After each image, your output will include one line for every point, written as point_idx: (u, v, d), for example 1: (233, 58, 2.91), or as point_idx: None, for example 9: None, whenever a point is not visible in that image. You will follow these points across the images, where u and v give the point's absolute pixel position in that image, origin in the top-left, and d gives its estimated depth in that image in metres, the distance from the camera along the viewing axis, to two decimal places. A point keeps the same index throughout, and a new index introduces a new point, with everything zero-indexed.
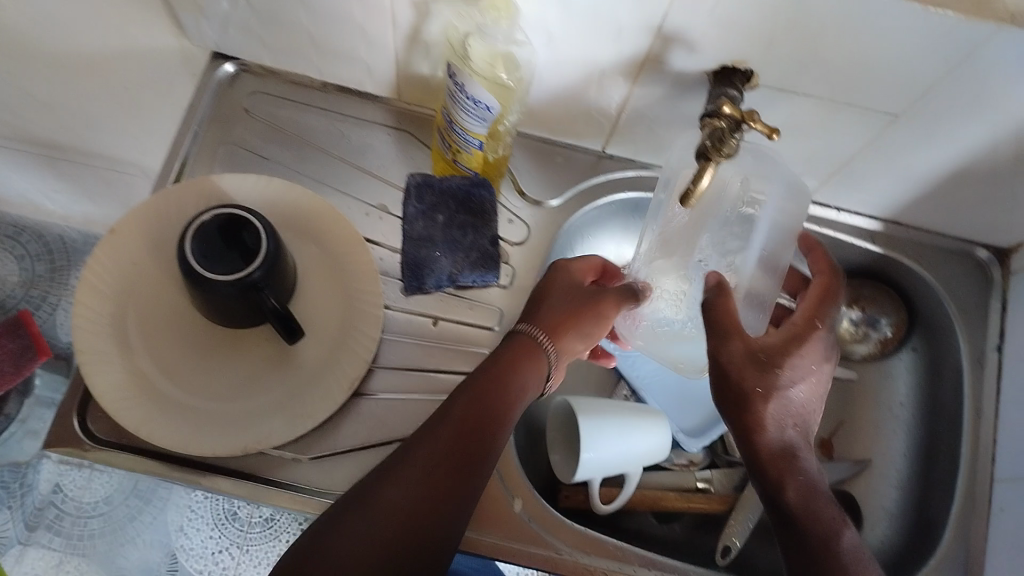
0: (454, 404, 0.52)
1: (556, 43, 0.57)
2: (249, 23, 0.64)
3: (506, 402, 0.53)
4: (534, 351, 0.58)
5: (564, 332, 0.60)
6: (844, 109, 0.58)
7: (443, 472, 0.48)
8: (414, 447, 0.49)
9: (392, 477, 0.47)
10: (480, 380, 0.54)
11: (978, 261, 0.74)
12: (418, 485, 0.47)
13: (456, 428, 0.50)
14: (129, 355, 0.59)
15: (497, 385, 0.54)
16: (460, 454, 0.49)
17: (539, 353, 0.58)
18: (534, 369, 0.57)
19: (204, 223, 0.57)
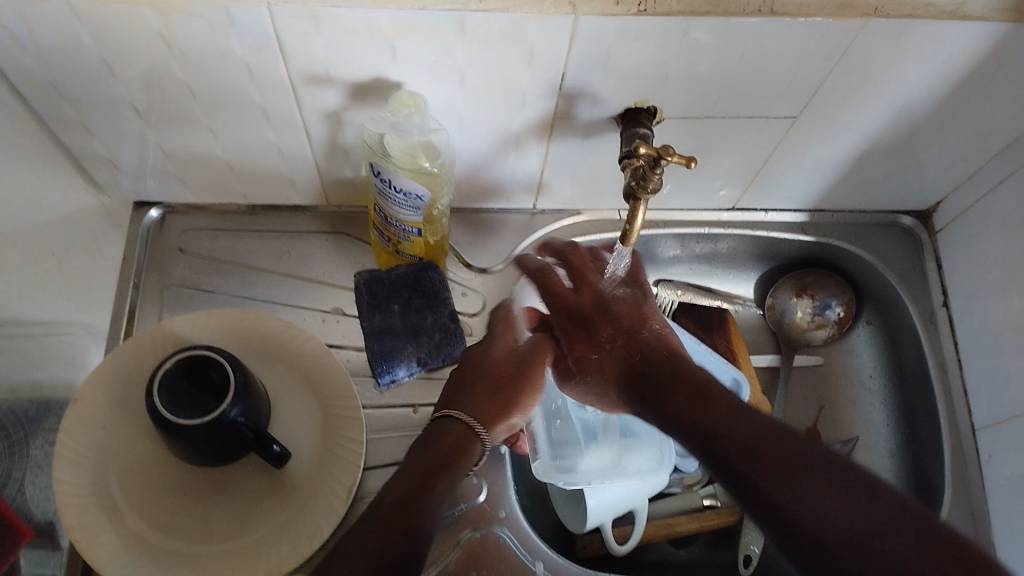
0: (411, 456, 0.53)
1: (468, 123, 0.59)
2: (168, 168, 0.65)
3: (460, 456, 0.54)
4: (469, 448, 0.55)
5: (497, 418, 0.57)
6: (747, 122, 0.62)
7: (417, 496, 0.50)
8: (404, 468, 0.52)
9: (362, 526, 0.48)
10: (422, 446, 0.54)
11: (904, 228, 0.79)
12: (397, 501, 0.49)
13: (420, 467, 0.52)
14: (122, 519, 0.58)
15: (452, 440, 0.54)
16: (433, 474, 0.52)
17: (475, 449, 0.55)
18: (467, 461, 0.54)
19: (168, 370, 0.57)
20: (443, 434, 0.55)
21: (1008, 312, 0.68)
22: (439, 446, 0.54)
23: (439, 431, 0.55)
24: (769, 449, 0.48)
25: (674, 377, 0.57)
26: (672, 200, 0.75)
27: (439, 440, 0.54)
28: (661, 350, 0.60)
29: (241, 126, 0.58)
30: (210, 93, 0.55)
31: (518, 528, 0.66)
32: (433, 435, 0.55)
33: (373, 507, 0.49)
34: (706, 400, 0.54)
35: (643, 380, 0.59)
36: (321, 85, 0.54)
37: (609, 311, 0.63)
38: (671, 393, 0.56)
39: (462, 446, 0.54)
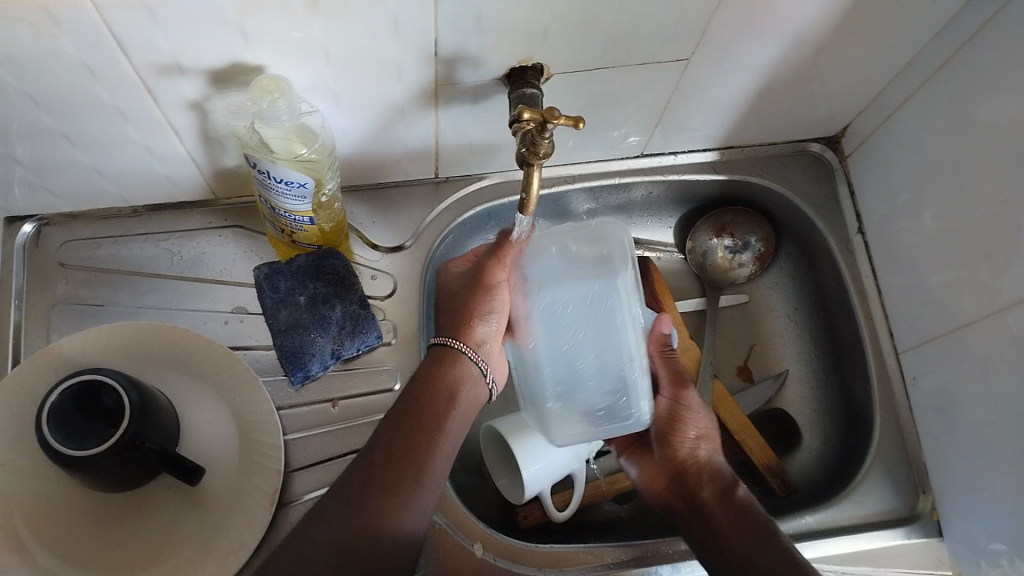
0: (395, 426, 0.56)
1: (346, 99, 0.56)
2: (30, 179, 0.60)
3: (436, 419, 0.56)
4: (466, 371, 0.59)
5: (472, 326, 0.59)
6: (639, 69, 0.59)
7: (396, 484, 0.53)
8: (383, 441, 0.55)
9: (333, 508, 0.52)
10: (407, 413, 0.56)
11: (814, 155, 0.78)
12: (376, 487, 0.52)
13: (402, 447, 0.54)
14: (31, 558, 0.55)
15: (426, 403, 0.56)
16: (415, 458, 0.54)
17: (462, 360, 0.59)
18: (460, 380, 0.59)
19: (55, 402, 0.53)
20: (419, 398, 0.57)
21: (922, 233, 0.67)
22: (434, 379, 0.58)
23: (415, 397, 0.57)
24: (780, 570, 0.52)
25: (743, 509, 0.58)
26: (578, 153, 0.72)
27: (415, 410, 0.56)
28: (721, 490, 0.60)
29: (99, 127, 0.54)
30: (55, 97, 0.50)
31: (452, 510, 0.65)
32: (412, 406, 0.56)
33: (353, 483, 0.53)
34: (755, 542, 0.55)
35: (705, 491, 0.60)
36: (176, 76, 0.49)
37: (678, 428, 0.63)
38: (710, 514, 0.58)
39: (452, 367, 0.59)
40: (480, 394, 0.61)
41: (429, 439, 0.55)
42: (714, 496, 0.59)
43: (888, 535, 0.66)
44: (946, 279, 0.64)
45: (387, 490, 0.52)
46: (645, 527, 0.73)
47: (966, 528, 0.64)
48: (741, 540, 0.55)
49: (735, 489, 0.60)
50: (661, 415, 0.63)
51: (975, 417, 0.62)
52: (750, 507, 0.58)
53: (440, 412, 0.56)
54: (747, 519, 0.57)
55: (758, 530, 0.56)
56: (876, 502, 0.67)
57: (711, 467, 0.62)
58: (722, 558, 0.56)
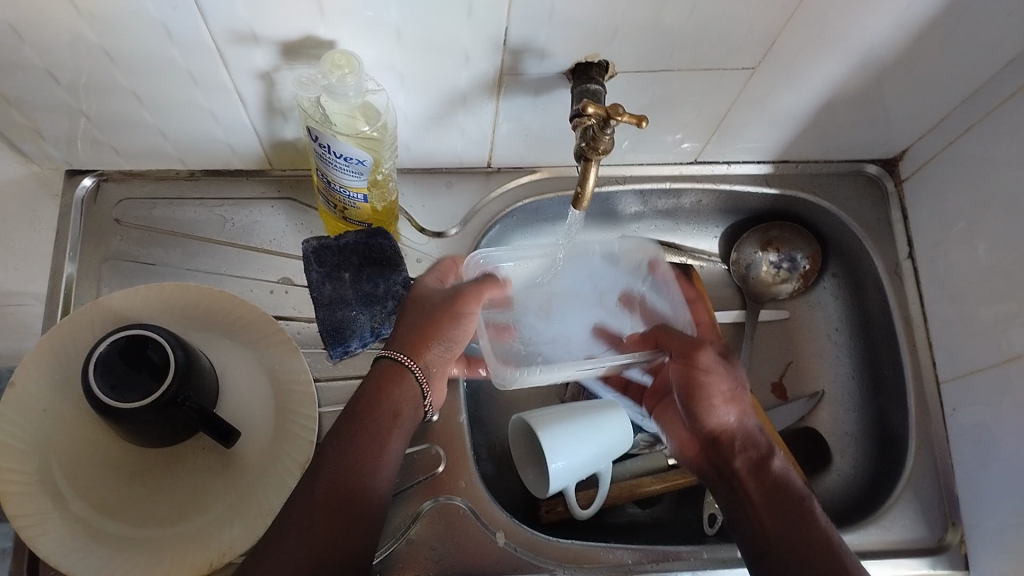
0: (345, 429, 0.55)
1: (410, 81, 0.56)
2: (96, 134, 0.61)
3: (392, 420, 0.56)
4: (409, 390, 0.58)
5: (426, 346, 0.59)
6: (703, 74, 0.59)
7: (350, 488, 0.53)
8: (329, 451, 0.54)
9: (297, 513, 0.51)
10: (361, 412, 0.56)
11: (870, 177, 0.77)
12: (333, 488, 0.52)
13: (357, 448, 0.54)
14: (66, 504, 0.56)
15: (382, 403, 0.56)
16: (369, 457, 0.54)
17: (409, 376, 0.58)
18: (406, 396, 0.58)
19: (102, 353, 0.54)
20: (378, 396, 0.57)
21: (973, 264, 0.66)
22: (375, 398, 0.56)
23: (374, 394, 0.57)
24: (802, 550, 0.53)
25: (780, 488, 0.58)
26: (631, 155, 0.72)
27: (374, 409, 0.56)
28: (755, 459, 0.60)
29: (169, 89, 0.55)
30: (131, 57, 0.51)
31: (477, 497, 0.65)
32: (366, 409, 0.56)
33: (304, 491, 0.52)
34: (784, 515, 0.56)
35: (740, 469, 0.60)
36: (248, 44, 0.50)
37: (697, 396, 0.61)
38: (747, 491, 0.59)
39: (397, 385, 0.58)
40: (417, 416, 0.59)
41: (376, 448, 0.55)
42: (748, 465, 0.60)
43: (914, 563, 0.65)
44: (995, 312, 0.64)
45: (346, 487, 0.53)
46: (666, 535, 0.73)
47: (993, 565, 0.63)
48: (770, 513, 0.56)
49: (770, 461, 0.60)
50: (679, 383, 0.62)
51: (1013, 455, 0.61)
52: (787, 483, 0.58)
53: (395, 413, 0.57)
54: (781, 503, 0.56)
55: (787, 503, 0.56)
56: (902, 529, 0.66)
57: (741, 432, 0.61)
58: (755, 538, 0.56)
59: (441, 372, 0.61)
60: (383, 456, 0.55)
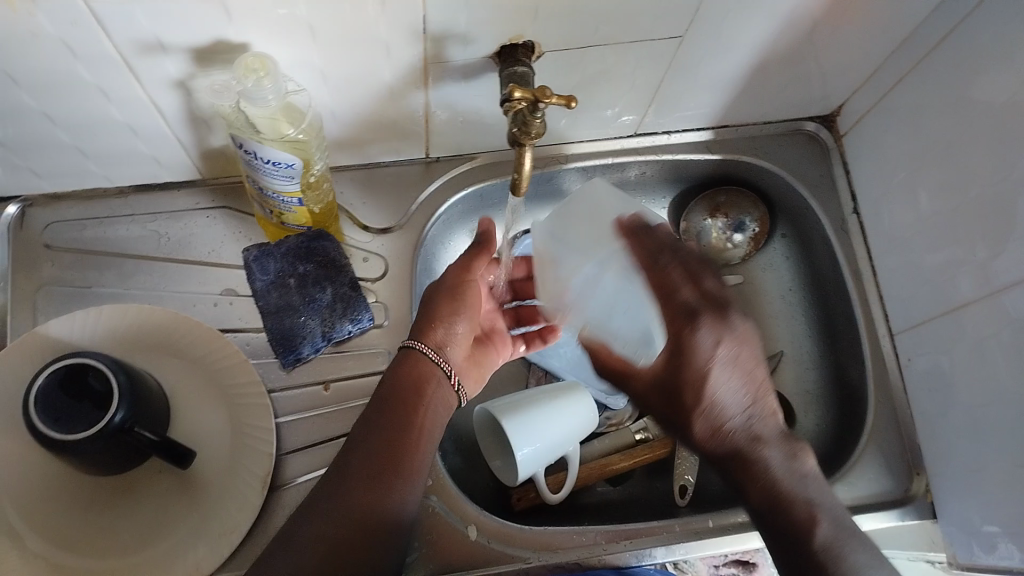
0: (374, 419, 0.55)
1: (334, 78, 0.55)
2: (14, 159, 0.59)
3: (414, 406, 0.56)
4: (431, 371, 0.59)
5: (438, 328, 0.61)
6: (632, 47, 0.58)
7: (374, 493, 0.51)
8: (359, 445, 0.53)
9: (322, 506, 0.50)
10: (382, 401, 0.55)
11: (810, 134, 0.77)
12: (358, 477, 0.51)
13: (383, 441, 0.53)
14: (21, 542, 0.55)
15: (405, 391, 0.56)
16: (396, 447, 0.54)
17: (429, 360, 0.59)
18: (428, 379, 0.58)
19: (41, 386, 0.52)
20: (395, 384, 0.57)
21: (918, 213, 0.66)
22: (396, 383, 0.57)
23: (393, 380, 0.57)
24: (783, 511, 0.50)
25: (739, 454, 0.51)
26: (570, 133, 0.71)
27: (396, 396, 0.56)
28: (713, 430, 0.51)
29: (82, 107, 0.53)
30: (37, 77, 0.49)
31: (445, 492, 0.65)
32: (387, 393, 0.56)
33: (326, 494, 0.51)
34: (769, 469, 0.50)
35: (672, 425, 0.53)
36: (159, 55, 0.48)
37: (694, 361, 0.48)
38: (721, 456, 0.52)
39: (416, 366, 0.58)
40: (445, 397, 0.59)
41: (405, 434, 0.54)
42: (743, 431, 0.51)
43: (883, 514, 0.66)
44: (941, 259, 0.64)
45: (376, 477, 0.52)
46: (637, 510, 0.73)
47: (959, 509, 0.64)
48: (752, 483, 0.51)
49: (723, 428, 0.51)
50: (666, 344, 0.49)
51: (969, 398, 0.62)
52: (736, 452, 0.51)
53: (416, 402, 0.56)
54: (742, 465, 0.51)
55: (752, 461, 0.51)
56: (869, 482, 0.67)
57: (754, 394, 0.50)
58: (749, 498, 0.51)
59: (463, 356, 0.63)
60: (410, 448, 0.54)
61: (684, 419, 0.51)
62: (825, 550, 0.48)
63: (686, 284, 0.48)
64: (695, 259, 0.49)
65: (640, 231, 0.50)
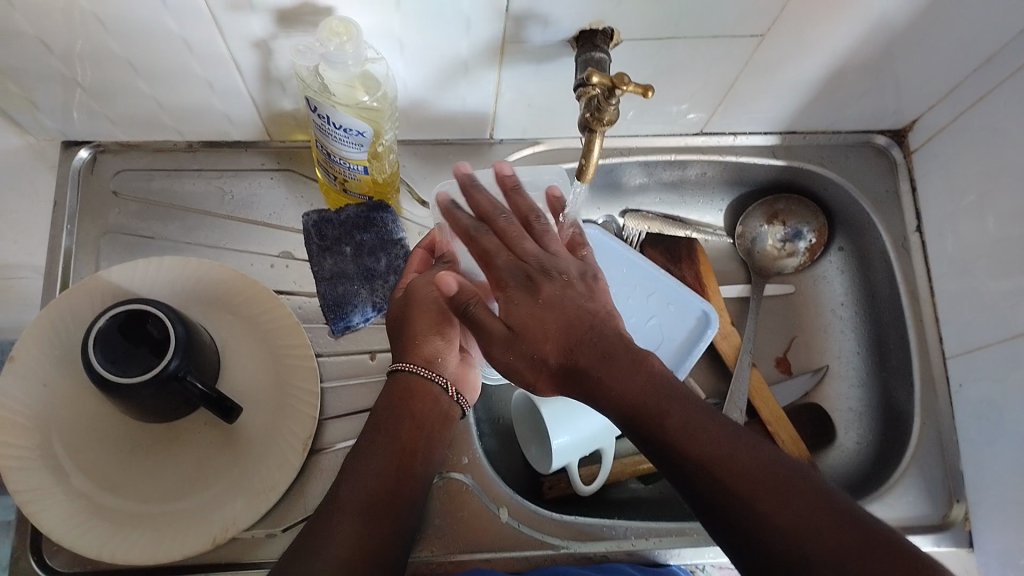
0: (371, 439, 0.53)
1: (411, 49, 0.55)
2: (92, 105, 0.60)
3: (414, 425, 0.55)
4: (428, 390, 0.56)
5: (423, 344, 0.56)
6: (711, 42, 0.58)
7: (382, 500, 0.50)
8: (361, 463, 0.51)
9: (333, 534, 0.47)
10: (383, 422, 0.53)
11: (879, 148, 0.76)
12: (364, 504, 0.49)
13: (389, 456, 0.52)
14: (67, 478, 0.56)
15: (407, 412, 0.55)
16: (395, 476, 0.52)
17: (431, 387, 0.56)
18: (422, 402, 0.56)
19: (101, 327, 0.53)
20: (394, 405, 0.55)
21: (984, 236, 0.65)
22: (398, 404, 0.55)
23: (391, 409, 0.54)
24: (746, 489, 0.41)
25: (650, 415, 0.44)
26: (636, 125, 0.71)
27: (395, 423, 0.54)
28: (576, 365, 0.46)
29: (163, 57, 0.54)
30: (124, 24, 0.50)
31: (480, 473, 0.65)
32: (385, 418, 0.54)
33: (336, 498, 0.49)
34: (673, 421, 0.44)
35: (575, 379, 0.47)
36: (244, 11, 0.49)
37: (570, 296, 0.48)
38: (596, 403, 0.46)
39: (415, 392, 0.56)
40: (439, 414, 0.57)
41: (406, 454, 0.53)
42: (659, 368, 0.46)
43: (919, 539, 0.65)
44: (1005, 285, 0.63)
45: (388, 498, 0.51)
46: (667, 510, 0.72)
47: (998, 540, 0.62)
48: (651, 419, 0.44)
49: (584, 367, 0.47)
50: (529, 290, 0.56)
51: (1020, 429, 0.61)
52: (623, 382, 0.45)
53: (415, 429, 0.55)
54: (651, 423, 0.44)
55: (698, 422, 0.44)
56: (907, 505, 0.66)
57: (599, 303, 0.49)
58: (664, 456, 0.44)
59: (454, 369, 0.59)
60: (406, 478, 0.53)
61: (598, 385, 0.45)
62: (876, 538, 0.38)
63: (502, 253, 0.51)
64: (522, 203, 0.54)
65: (479, 190, 0.54)
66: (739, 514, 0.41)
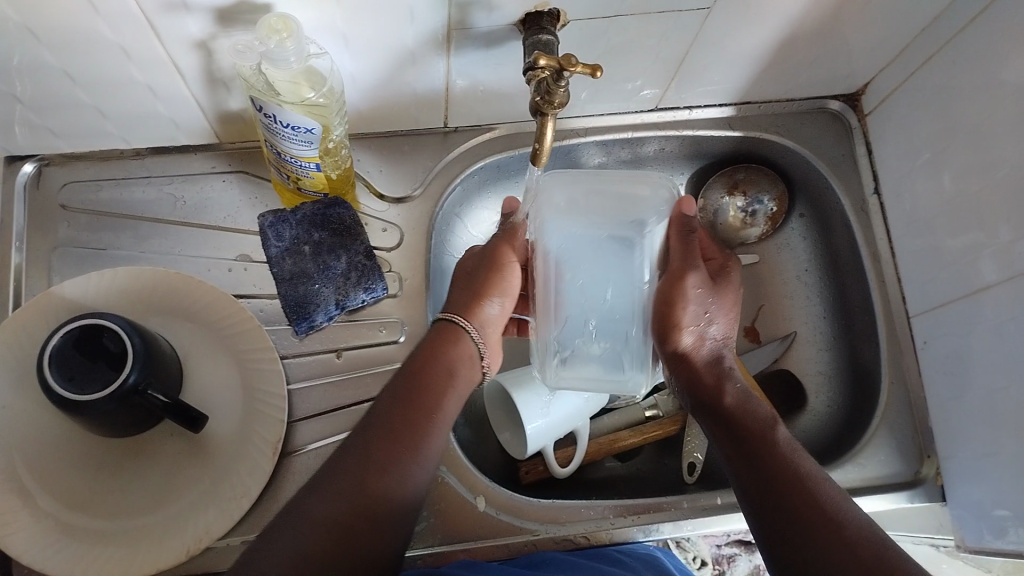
0: (399, 395, 0.54)
1: (355, 42, 0.54)
2: (32, 118, 0.58)
3: (440, 381, 0.56)
4: (466, 346, 0.60)
5: (480, 306, 0.61)
6: (658, 17, 0.57)
7: (383, 469, 0.49)
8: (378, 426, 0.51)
9: (327, 482, 0.48)
10: (411, 376, 0.55)
11: (833, 113, 0.76)
12: (361, 476, 0.48)
13: (398, 425, 0.52)
14: (34, 501, 0.55)
15: (436, 376, 0.56)
16: (408, 432, 0.52)
17: (464, 337, 0.60)
18: (462, 360, 0.59)
19: (56, 345, 0.52)
20: (432, 356, 0.57)
21: (939, 194, 0.66)
22: (433, 357, 0.57)
23: (426, 357, 0.57)
24: (821, 531, 0.47)
25: (751, 433, 0.55)
26: (590, 105, 0.71)
27: (415, 390, 0.54)
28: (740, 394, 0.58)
29: (101, 65, 0.52)
30: (56, 34, 0.48)
31: (455, 463, 0.65)
32: (422, 365, 0.56)
33: (334, 465, 0.49)
34: (789, 469, 0.51)
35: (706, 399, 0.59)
36: (180, 13, 0.48)
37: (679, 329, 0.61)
38: (713, 432, 0.57)
39: (452, 345, 0.59)
40: (471, 374, 0.59)
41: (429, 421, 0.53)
42: (782, 435, 0.54)
43: (891, 497, 0.66)
44: (963, 242, 0.63)
45: (387, 460, 0.50)
46: (646, 486, 0.73)
47: (970, 493, 0.63)
48: (743, 456, 0.53)
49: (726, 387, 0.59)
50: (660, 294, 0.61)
51: (985, 383, 0.61)
52: (751, 407, 0.57)
53: (446, 383, 0.56)
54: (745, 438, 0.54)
55: (803, 477, 0.50)
56: (879, 465, 0.67)
57: (707, 370, 0.61)
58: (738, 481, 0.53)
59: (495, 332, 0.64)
60: (423, 433, 0.52)
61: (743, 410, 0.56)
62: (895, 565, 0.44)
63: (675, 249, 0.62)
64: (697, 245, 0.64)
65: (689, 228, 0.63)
66: (792, 538, 0.48)
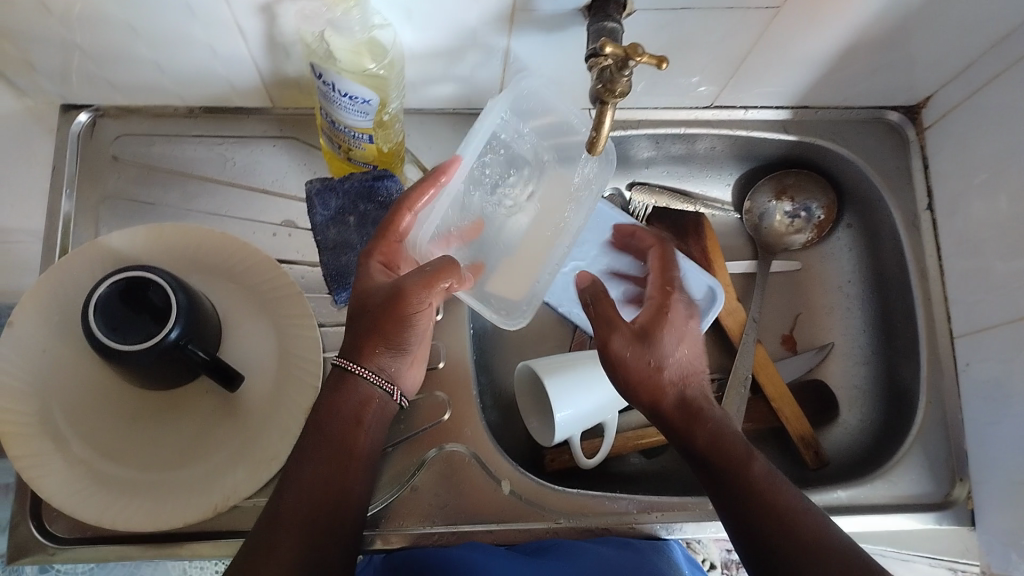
0: (304, 454, 0.51)
1: (417, 16, 0.54)
2: (91, 68, 0.59)
3: (350, 437, 0.53)
4: (372, 395, 0.54)
5: (376, 351, 0.54)
6: (725, 13, 0.56)
7: (321, 518, 0.50)
8: (295, 485, 0.50)
9: (272, 538, 0.48)
10: (319, 429, 0.52)
11: (892, 124, 0.75)
12: (301, 527, 0.49)
13: (321, 478, 0.51)
14: (68, 446, 0.56)
15: (341, 423, 0.53)
16: (332, 488, 0.51)
17: (359, 382, 0.54)
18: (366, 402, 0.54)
19: (102, 294, 0.52)
20: (334, 411, 0.53)
21: (996, 216, 0.64)
22: (337, 407, 0.53)
23: (329, 409, 0.53)
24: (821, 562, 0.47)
25: (728, 461, 0.53)
26: (645, 98, 0.70)
27: (329, 439, 0.52)
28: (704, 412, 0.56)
29: (164, 21, 0.52)
30: None
31: (482, 445, 0.65)
32: (324, 421, 0.52)
33: (271, 517, 0.49)
34: (769, 501, 0.51)
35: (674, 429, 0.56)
36: None
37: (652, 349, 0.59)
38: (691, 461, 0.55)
39: (353, 392, 0.54)
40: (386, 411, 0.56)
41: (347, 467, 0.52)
42: (759, 464, 0.53)
43: (920, 518, 0.65)
44: (1016, 266, 0.62)
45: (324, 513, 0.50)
46: (669, 484, 0.72)
47: (1001, 523, 0.62)
48: (728, 484, 0.52)
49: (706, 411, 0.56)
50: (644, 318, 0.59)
51: None
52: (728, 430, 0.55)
53: (354, 434, 0.53)
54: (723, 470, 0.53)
55: (791, 506, 0.50)
56: (910, 484, 0.66)
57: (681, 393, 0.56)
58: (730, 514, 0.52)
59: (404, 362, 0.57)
60: (343, 490, 0.52)
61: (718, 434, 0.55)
62: None
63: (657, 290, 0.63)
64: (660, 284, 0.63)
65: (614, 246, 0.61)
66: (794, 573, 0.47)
